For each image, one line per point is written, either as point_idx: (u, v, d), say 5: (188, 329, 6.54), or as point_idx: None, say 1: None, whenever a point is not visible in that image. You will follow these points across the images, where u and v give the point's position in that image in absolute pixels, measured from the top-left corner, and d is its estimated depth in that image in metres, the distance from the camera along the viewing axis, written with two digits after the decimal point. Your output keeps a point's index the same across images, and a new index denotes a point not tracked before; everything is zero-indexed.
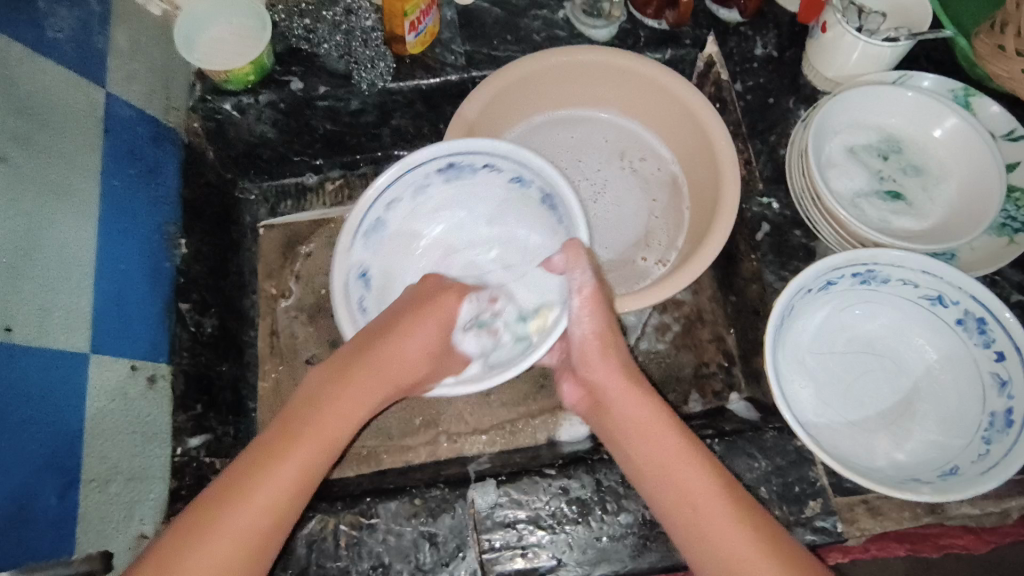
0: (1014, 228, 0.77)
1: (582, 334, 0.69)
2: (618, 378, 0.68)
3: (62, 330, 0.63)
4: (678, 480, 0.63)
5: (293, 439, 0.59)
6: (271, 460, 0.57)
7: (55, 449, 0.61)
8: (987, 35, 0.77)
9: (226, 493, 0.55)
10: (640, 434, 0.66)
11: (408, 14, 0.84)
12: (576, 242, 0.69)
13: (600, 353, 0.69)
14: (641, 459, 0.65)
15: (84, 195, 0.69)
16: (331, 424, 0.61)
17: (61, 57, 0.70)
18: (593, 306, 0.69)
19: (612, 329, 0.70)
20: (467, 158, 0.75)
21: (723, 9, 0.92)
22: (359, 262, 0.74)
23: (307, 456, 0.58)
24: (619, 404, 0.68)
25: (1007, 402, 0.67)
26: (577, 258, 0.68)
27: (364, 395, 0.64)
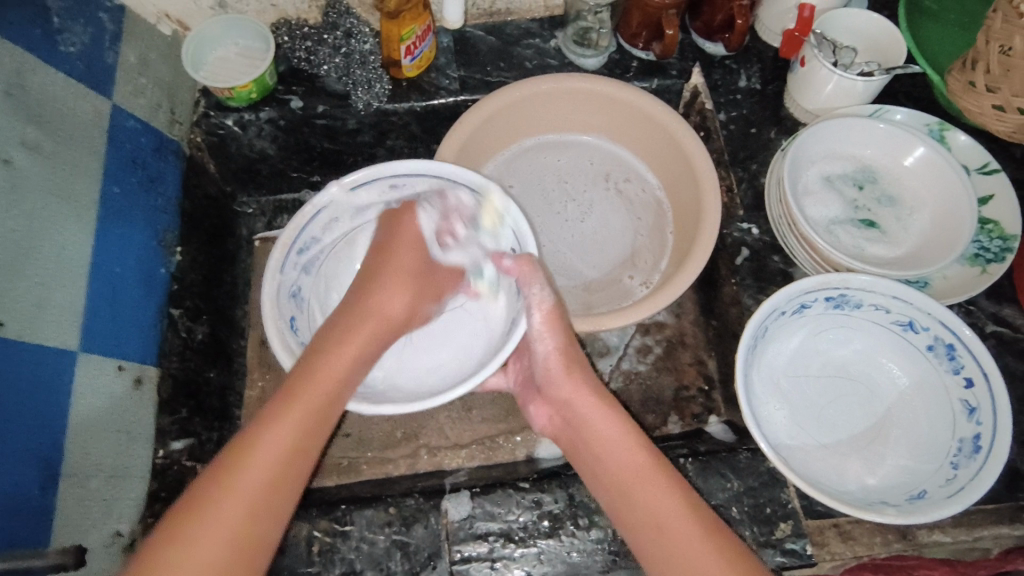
0: (986, 259, 0.79)
1: (547, 354, 0.71)
2: (583, 395, 0.70)
3: (54, 328, 0.66)
4: (643, 497, 0.64)
5: (301, 389, 0.58)
6: (285, 413, 0.57)
7: (39, 442, 0.62)
8: (959, 72, 0.79)
9: (242, 449, 0.55)
10: (603, 448, 0.67)
11: (404, 39, 0.88)
12: (529, 257, 0.69)
13: (566, 373, 0.70)
14: (604, 478, 0.67)
15: (85, 200, 0.72)
16: (337, 374, 0.60)
17: (72, 69, 0.74)
18: (553, 323, 0.70)
19: (572, 343, 0.71)
20: (409, 180, 0.76)
21: (708, 42, 0.96)
22: (290, 285, 0.72)
23: (314, 408, 0.58)
24: (584, 419, 0.69)
25: (975, 428, 0.68)
26: (529, 270, 0.68)
27: (365, 342, 0.63)
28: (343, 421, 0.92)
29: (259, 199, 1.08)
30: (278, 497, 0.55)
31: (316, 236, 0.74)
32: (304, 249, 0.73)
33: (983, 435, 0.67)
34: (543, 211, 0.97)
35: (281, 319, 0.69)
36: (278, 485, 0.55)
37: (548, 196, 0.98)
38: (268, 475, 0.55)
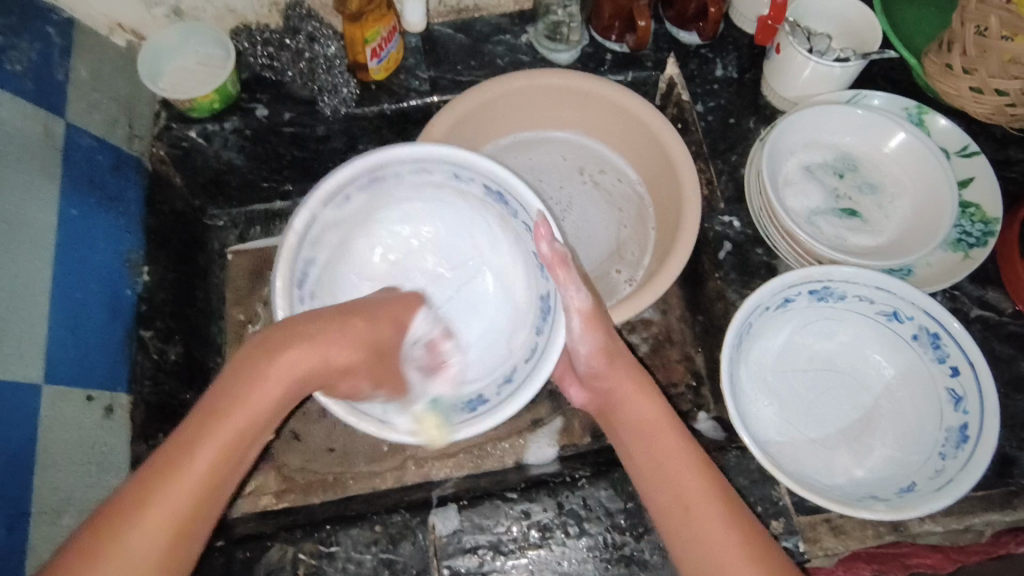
0: (969, 244, 0.78)
1: (589, 349, 0.69)
2: (634, 390, 0.69)
3: (15, 361, 0.63)
4: (677, 477, 0.63)
5: (195, 435, 0.52)
6: (170, 464, 0.50)
7: (3, 481, 0.60)
8: (935, 55, 0.78)
9: (132, 498, 0.49)
10: (643, 434, 0.67)
11: (368, 41, 0.86)
12: (564, 252, 0.66)
13: (616, 365, 0.69)
14: (642, 461, 0.66)
15: (40, 225, 0.70)
16: (240, 417, 0.54)
17: (19, 88, 0.70)
18: (596, 323, 0.68)
19: (616, 343, 0.69)
20: (389, 167, 0.68)
21: (682, 31, 0.94)
22: (306, 319, 0.67)
23: (209, 455, 0.52)
24: (624, 408, 0.69)
25: (963, 418, 0.67)
26: (563, 272, 0.66)
27: (276, 379, 0.56)
28: (326, 435, 0.90)
29: (230, 211, 1.06)
30: (173, 552, 0.50)
31: (307, 259, 0.67)
32: (302, 278, 0.67)
33: (970, 425, 0.66)
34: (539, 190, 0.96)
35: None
36: (181, 526, 0.50)
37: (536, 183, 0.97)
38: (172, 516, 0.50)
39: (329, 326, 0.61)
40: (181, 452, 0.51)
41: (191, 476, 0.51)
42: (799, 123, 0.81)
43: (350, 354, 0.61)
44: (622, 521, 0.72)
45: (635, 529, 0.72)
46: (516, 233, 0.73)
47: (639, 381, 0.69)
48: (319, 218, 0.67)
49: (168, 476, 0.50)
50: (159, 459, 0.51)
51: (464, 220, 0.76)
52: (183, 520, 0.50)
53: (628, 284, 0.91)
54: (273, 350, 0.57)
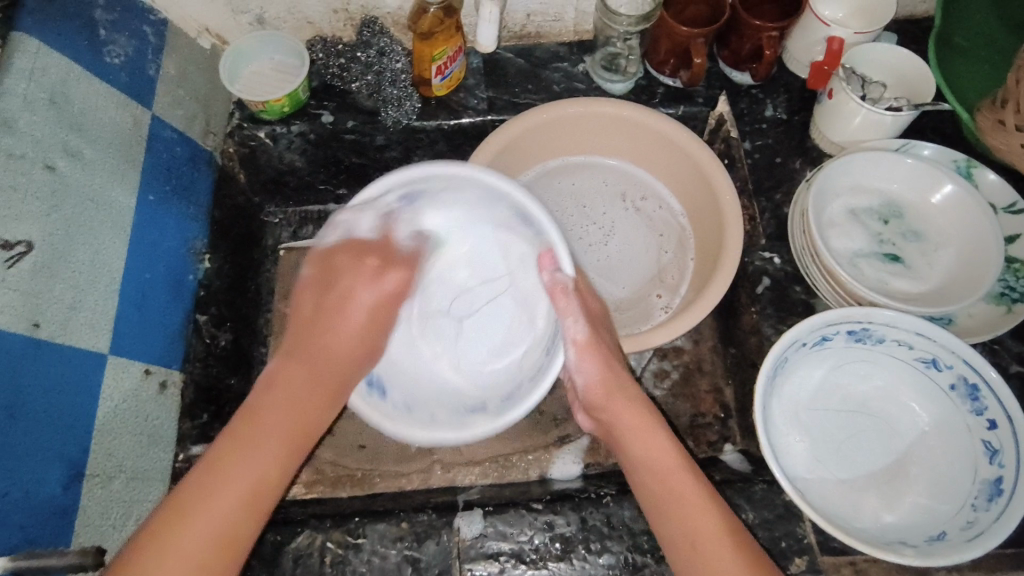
0: (1012, 298, 0.78)
1: (587, 380, 0.70)
2: (637, 419, 0.68)
3: (86, 331, 0.67)
4: (689, 511, 0.63)
5: (252, 438, 0.58)
6: (251, 440, 0.58)
7: (65, 442, 0.63)
8: (989, 110, 0.79)
9: (214, 464, 0.57)
10: (643, 468, 0.67)
11: (435, 60, 0.90)
12: (566, 284, 0.69)
13: (619, 393, 0.69)
14: (654, 491, 0.65)
15: (121, 206, 0.75)
16: (282, 426, 0.60)
17: (114, 80, 0.76)
18: (594, 352, 0.69)
19: (616, 367, 0.70)
20: (424, 186, 0.70)
21: (735, 71, 0.97)
22: None
23: (275, 446, 0.59)
24: (627, 433, 0.68)
25: (998, 471, 0.67)
26: (566, 301, 0.68)
27: (321, 398, 0.63)
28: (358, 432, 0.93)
29: (286, 209, 1.10)
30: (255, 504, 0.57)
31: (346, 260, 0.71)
32: None
33: (1005, 479, 0.66)
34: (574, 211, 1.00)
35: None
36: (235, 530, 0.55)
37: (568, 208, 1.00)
38: (214, 538, 0.54)
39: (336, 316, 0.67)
40: (270, 412, 0.60)
41: (269, 441, 0.59)
42: (848, 164, 0.82)
43: (339, 361, 0.66)
44: (645, 542, 0.73)
45: (656, 551, 0.72)
46: (531, 256, 0.74)
47: (647, 411, 0.69)
48: (363, 216, 0.70)
49: (247, 443, 0.58)
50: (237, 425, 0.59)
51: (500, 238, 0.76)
52: (267, 483, 0.58)
53: (666, 309, 0.93)
54: (287, 391, 0.62)
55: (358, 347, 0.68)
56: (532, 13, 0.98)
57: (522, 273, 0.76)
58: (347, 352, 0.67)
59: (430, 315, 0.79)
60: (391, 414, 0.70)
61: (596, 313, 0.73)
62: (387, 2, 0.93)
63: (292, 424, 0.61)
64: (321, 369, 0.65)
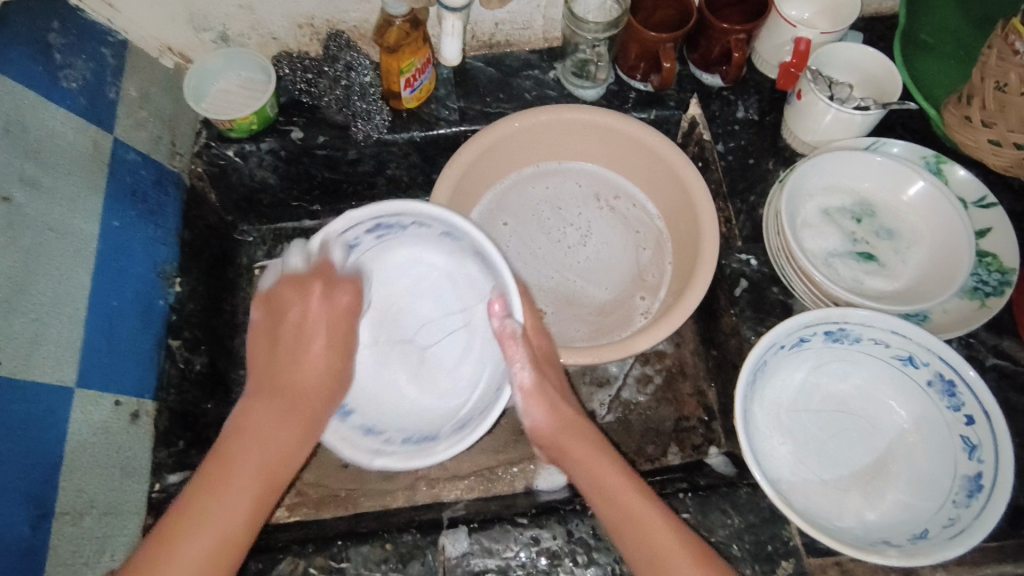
0: (985, 292, 0.79)
1: (535, 423, 0.69)
2: (586, 454, 0.67)
3: (50, 364, 0.65)
4: (649, 533, 0.62)
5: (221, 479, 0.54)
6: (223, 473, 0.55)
7: (31, 481, 0.62)
8: (955, 106, 0.80)
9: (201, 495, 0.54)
10: (596, 490, 0.66)
11: (403, 73, 0.89)
12: (515, 329, 0.67)
13: (566, 433, 0.69)
14: (615, 518, 0.64)
15: (84, 234, 0.73)
16: (249, 463, 0.56)
17: (72, 105, 0.74)
18: (540, 398, 0.69)
19: (564, 409, 0.70)
20: (394, 219, 0.70)
21: (705, 73, 0.97)
22: None
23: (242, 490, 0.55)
24: (575, 467, 0.68)
25: (977, 466, 0.67)
26: (514, 347, 0.67)
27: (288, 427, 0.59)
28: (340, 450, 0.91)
29: (260, 227, 1.09)
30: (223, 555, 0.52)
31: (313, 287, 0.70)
32: None
33: (985, 474, 0.66)
34: (543, 237, 0.98)
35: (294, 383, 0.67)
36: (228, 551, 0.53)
37: (544, 221, 0.99)
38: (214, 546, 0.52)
39: (288, 360, 0.62)
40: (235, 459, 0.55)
41: (237, 479, 0.55)
42: (820, 164, 0.83)
43: (314, 368, 0.63)
44: None
45: None
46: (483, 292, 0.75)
47: (593, 444, 0.68)
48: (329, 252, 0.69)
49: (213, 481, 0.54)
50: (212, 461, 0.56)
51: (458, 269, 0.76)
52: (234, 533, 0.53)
53: (648, 312, 0.92)
54: (270, 392, 0.60)
55: (335, 344, 0.65)
56: (500, 22, 0.96)
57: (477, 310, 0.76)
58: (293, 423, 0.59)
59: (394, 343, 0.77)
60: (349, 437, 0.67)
61: (544, 351, 0.73)
62: (353, 15, 0.92)
63: (277, 435, 0.58)
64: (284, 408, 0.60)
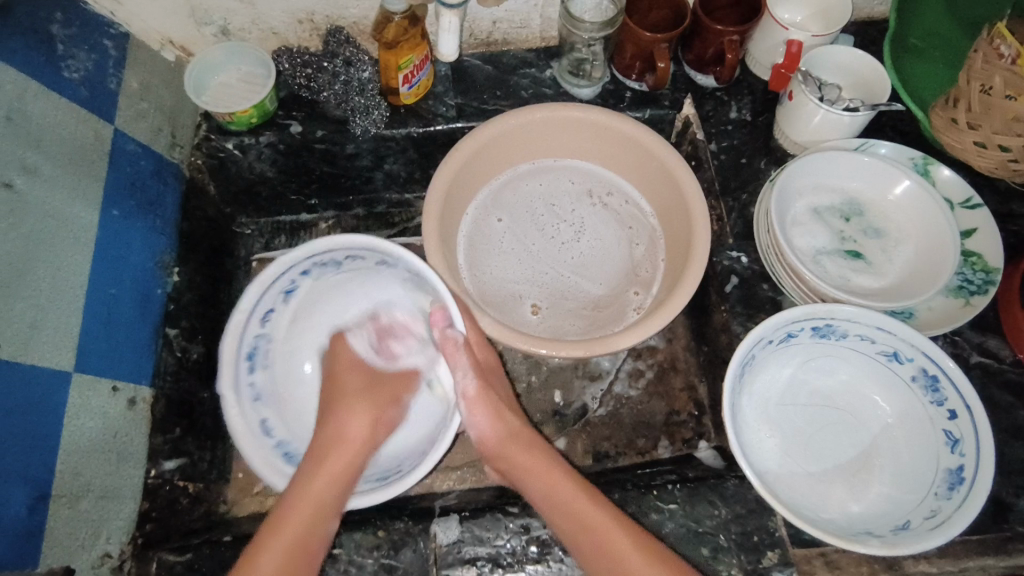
0: (970, 291, 0.80)
1: (480, 432, 0.73)
2: (534, 462, 0.71)
3: (49, 349, 0.66)
4: (598, 538, 0.65)
5: (279, 519, 0.64)
6: (286, 509, 0.64)
7: (29, 463, 0.63)
8: (942, 109, 0.81)
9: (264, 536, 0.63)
10: (548, 502, 0.69)
11: (401, 68, 0.90)
12: (456, 338, 0.70)
13: (509, 441, 0.72)
14: (565, 526, 0.67)
15: (85, 222, 0.74)
16: (309, 501, 0.64)
17: (74, 95, 0.75)
18: (482, 404, 0.72)
19: (506, 418, 0.72)
20: (325, 255, 0.74)
21: (700, 74, 0.98)
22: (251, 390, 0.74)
23: (293, 526, 0.63)
24: (523, 474, 0.71)
25: (959, 460, 0.69)
26: (456, 354, 0.70)
27: (337, 470, 0.66)
28: None
29: (259, 220, 1.10)
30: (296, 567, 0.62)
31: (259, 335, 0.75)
32: (251, 354, 0.74)
33: (966, 467, 0.68)
34: (540, 241, 0.99)
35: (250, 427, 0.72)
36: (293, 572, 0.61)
37: (526, 236, 0.99)
38: (289, 550, 0.62)
39: (337, 392, 0.73)
40: (306, 483, 0.65)
41: (295, 519, 0.63)
42: (810, 164, 0.84)
43: (350, 405, 0.71)
44: None
45: None
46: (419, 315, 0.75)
47: (542, 452, 0.73)
48: (265, 301, 0.74)
49: (273, 528, 0.63)
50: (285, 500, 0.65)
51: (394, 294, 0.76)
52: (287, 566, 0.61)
53: (641, 308, 0.94)
54: (321, 451, 0.68)
55: (376, 399, 0.73)
56: (498, 20, 0.98)
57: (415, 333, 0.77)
58: (363, 420, 0.70)
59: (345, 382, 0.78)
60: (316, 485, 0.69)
61: (487, 363, 0.79)
62: (353, 12, 0.93)
63: (321, 479, 0.65)
64: (328, 459, 0.67)
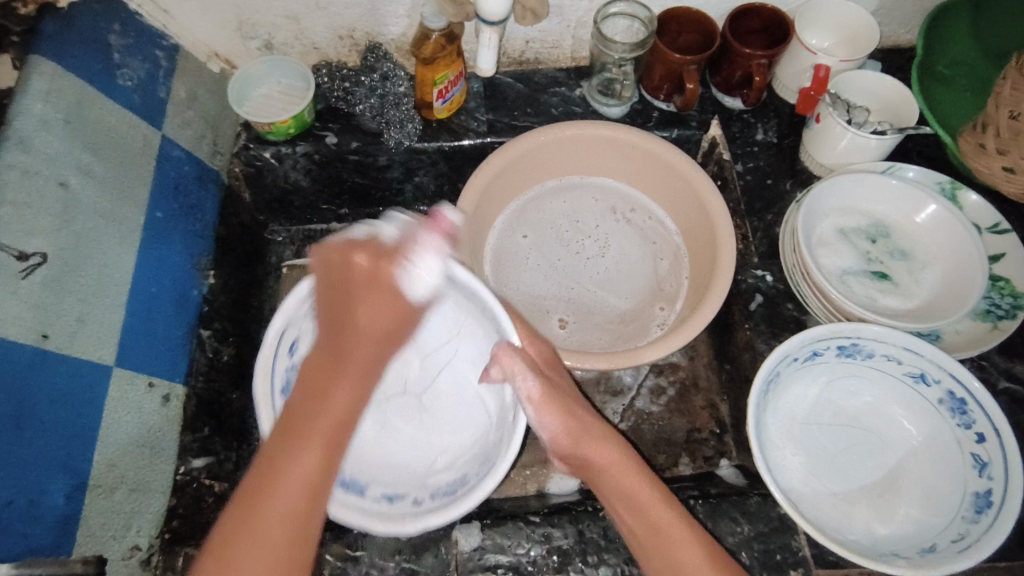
0: (998, 315, 0.80)
1: (551, 435, 0.69)
2: (601, 466, 0.68)
3: (92, 343, 0.69)
4: (670, 549, 0.63)
5: (288, 444, 0.55)
6: (298, 428, 0.56)
7: (69, 451, 0.65)
8: (969, 135, 0.82)
9: (267, 468, 0.55)
10: (625, 504, 0.67)
11: (436, 83, 0.93)
12: (508, 347, 0.69)
13: (578, 444, 0.68)
14: (640, 529, 0.66)
15: (131, 223, 0.77)
16: (325, 424, 0.56)
17: (126, 101, 0.79)
18: (551, 407, 0.68)
19: (576, 416, 0.69)
20: None
21: (727, 96, 1.00)
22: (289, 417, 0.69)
23: (319, 450, 0.55)
24: (603, 478, 0.68)
25: (988, 483, 0.68)
26: (514, 362, 0.68)
27: (354, 380, 0.59)
28: None
29: (290, 228, 1.13)
30: (317, 493, 0.55)
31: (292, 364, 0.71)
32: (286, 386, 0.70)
33: (994, 491, 0.67)
34: (566, 257, 1.00)
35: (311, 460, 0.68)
36: (324, 486, 0.55)
37: (562, 239, 1.01)
38: (319, 473, 0.55)
39: (360, 302, 0.61)
40: (318, 406, 0.57)
41: (314, 441, 0.55)
42: (839, 184, 0.85)
43: (382, 327, 0.61)
44: None
45: None
46: (476, 333, 0.77)
47: (619, 448, 0.68)
48: (287, 324, 0.70)
49: (281, 461, 0.54)
50: (284, 429, 0.57)
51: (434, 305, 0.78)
52: (314, 492, 0.54)
53: (664, 323, 0.95)
54: (323, 378, 0.59)
55: (405, 307, 0.62)
56: (530, 40, 1.01)
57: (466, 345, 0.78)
58: (383, 314, 0.61)
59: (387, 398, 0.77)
60: (377, 509, 0.66)
61: (544, 356, 0.75)
62: (392, 29, 0.96)
63: (339, 396, 0.58)
64: (343, 373, 0.59)
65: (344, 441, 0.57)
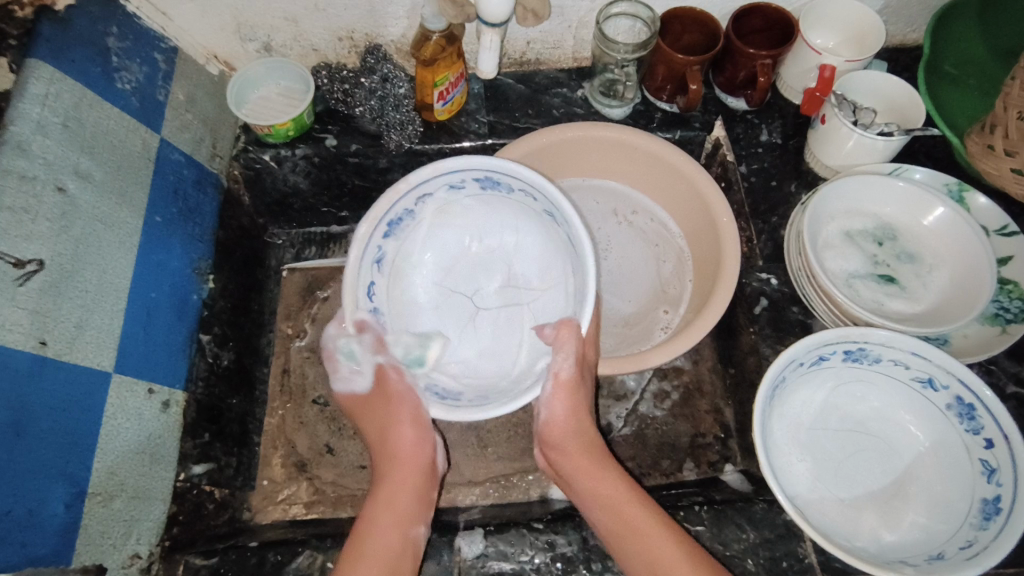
0: (1006, 318, 0.80)
1: (552, 413, 0.75)
2: (585, 460, 0.73)
3: (91, 349, 0.68)
4: (647, 542, 0.65)
5: (359, 547, 0.67)
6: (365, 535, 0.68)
7: (67, 459, 0.64)
8: (978, 136, 0.82)
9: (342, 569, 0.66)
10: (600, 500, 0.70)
11: (437, 85, 0.92)
12: (571, 327, 0.72)
13: (573, 440, 0.74)
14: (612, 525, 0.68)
15: (130, 227, 0.76)
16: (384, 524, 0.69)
17: (125, 105, 0.78)
18: (567, 391, 0.74)
19: (580, 415, 0.75)
20: (503, 178, 0.74)
21: (731, 97, 0.99)
22: (377, 253, 0.73)
23: (383, 555, 0.66)
24: (579, 473, 0.72)
25: (996, 490, 0.67)
26: (567, 339, 0.72)
27: (402, 489, 0.73)
28: (359, 453, 0.95)
29: (290, 231, 1.12)
30: None
31: (411, 210, 0.74)
32: (393, 222, 0.73)
33: (1003, 497, 0.66)
34: None
35: (360, 291, 0.71)
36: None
37: None
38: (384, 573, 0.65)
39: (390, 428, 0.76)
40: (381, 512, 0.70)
41: (383, 542, 0.67)
42: (844, 186, 0.84)
43: (416, 444, 0.75)
44: None
45: None
46: (559, 296, 0.78)
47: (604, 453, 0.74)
48: (428, 183, 0.72)
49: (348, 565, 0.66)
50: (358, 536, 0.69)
51: (537, 252, 0.80)
52: None
53: (668, 327, 0.94)
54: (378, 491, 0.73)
55: (403, 415, 0.76)
56: (532, 41, 1.00)
57: (541, 300, 0.80)
58: (412, 435, 0.76)
59: (450, 293, 0.82)
60: None
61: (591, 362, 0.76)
62: (392, 31, 0.95)
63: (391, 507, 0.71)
64: (391, 483, 0.73)
65: (408, 531, 0.70)
